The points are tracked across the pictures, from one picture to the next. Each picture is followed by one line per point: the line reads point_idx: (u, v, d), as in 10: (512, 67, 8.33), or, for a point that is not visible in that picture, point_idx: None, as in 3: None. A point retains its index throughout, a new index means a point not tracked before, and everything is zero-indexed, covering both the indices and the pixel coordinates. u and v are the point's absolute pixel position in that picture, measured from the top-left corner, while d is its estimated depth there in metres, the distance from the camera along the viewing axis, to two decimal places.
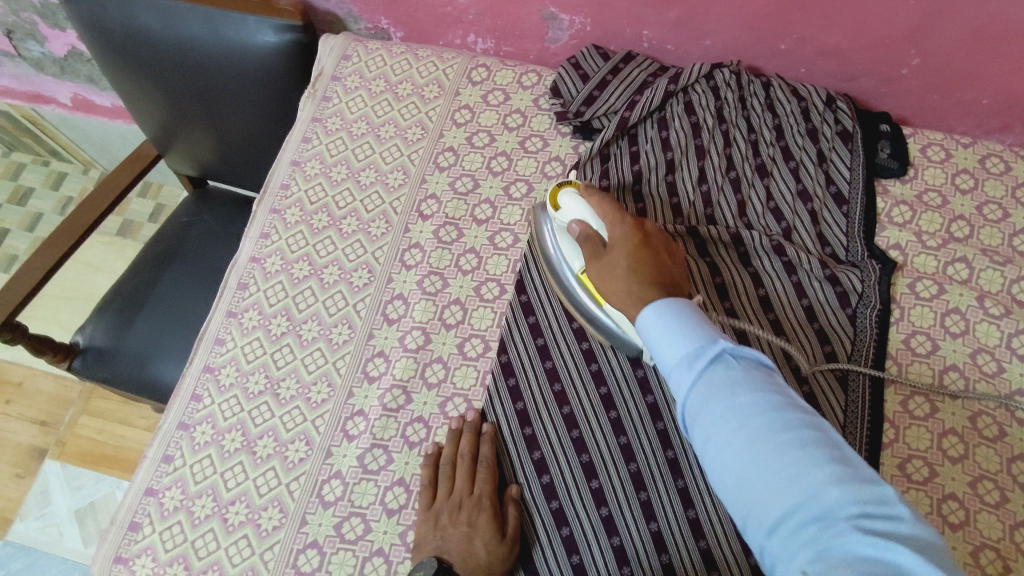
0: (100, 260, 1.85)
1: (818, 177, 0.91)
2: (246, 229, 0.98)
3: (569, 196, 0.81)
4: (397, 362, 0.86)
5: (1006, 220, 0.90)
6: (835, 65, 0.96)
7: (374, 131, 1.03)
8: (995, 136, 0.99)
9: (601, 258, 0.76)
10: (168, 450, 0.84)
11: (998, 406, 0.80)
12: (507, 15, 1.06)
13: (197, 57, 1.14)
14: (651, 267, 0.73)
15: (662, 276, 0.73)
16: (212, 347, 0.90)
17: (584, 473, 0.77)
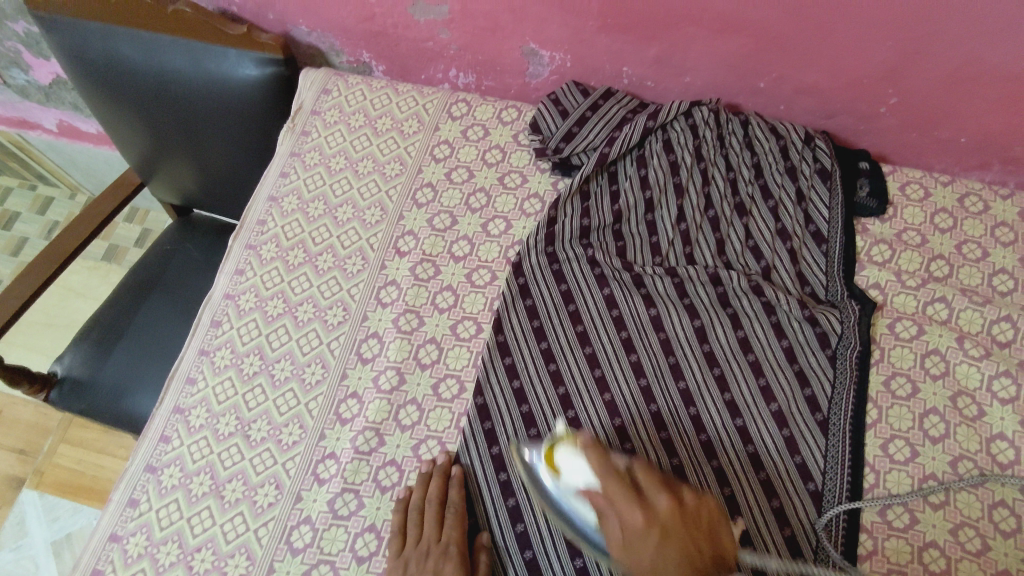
0: (83, 286, 1.83)
1: (798, 216, 0.91)
2: (221, 265, 0.97)
3: (569, 456, 0.66)
4: (370, 403, 0.85)
5: (985, 259, 0.90)
6: (813, 103, 0.96)
7: (352, 166, 1.02)
8: (974, 173, 0.99)
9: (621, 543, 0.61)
10: (134, 494, 0.83)
11: (979, 451, 0.79)
12: (487, 51, 1.06)
13: (178, 89, 1.14)
14: (683, 555, 0.58)
15: (687, 516, 0.61)
16: (182, 387, 0.89)
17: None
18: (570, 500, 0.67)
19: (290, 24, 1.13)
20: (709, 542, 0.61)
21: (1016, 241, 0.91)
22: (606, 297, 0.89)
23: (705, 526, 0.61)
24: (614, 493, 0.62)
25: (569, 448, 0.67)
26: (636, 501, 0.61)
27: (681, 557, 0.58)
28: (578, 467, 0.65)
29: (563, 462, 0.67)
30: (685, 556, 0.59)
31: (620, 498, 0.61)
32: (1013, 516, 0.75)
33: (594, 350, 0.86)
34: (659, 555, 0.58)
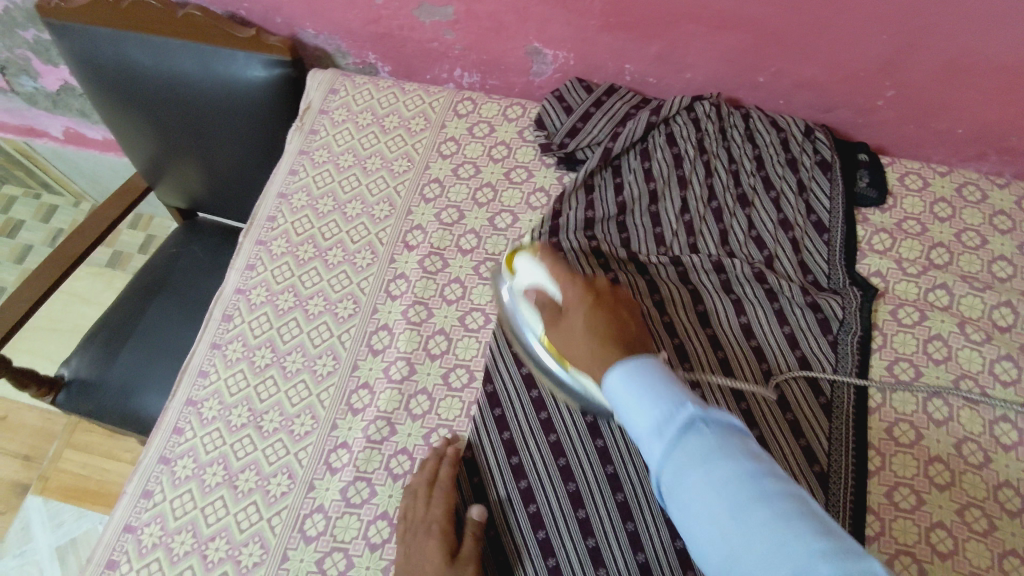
0: (88, 292, 1.84)
1: (798, 206, 0.93)
2: (232, 261, 0.98)
3: (525, 260, 0.77)
4: (381, 393, 0.86)
5: (984, 246, 0.92)
6: (812, 97, 0.98)
7: (360, 163, 1.04)
8: (971, 164, 1.01)
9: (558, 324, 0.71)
10: (148, 485, 0.83)
11: (982, 433, 0.80)
12: (492, 50, 1.08)
13: (188, 91, 1.16)
14: (607, 320, 0.66)
15: (620, 316, 0.67)
16: (195, 380, 0.90)
17: (570, 502, 0.77)
18: (526, 301, 0.80)
19: (297, 27, 1.16)
20: (637, 315, 0.69)
21: (1014, 229, 0.93)
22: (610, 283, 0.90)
23: (632, 311, 0.69)
24: (555, 274, 0.73)
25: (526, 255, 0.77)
26: (574, 282, 0.71)
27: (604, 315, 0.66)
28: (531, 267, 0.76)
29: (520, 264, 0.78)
30: (628, 344, 0.63)
31: (561, 283, 0.72)
32: (1018, 496, 0.76)
33: None
34: (591, 325, 0.66)
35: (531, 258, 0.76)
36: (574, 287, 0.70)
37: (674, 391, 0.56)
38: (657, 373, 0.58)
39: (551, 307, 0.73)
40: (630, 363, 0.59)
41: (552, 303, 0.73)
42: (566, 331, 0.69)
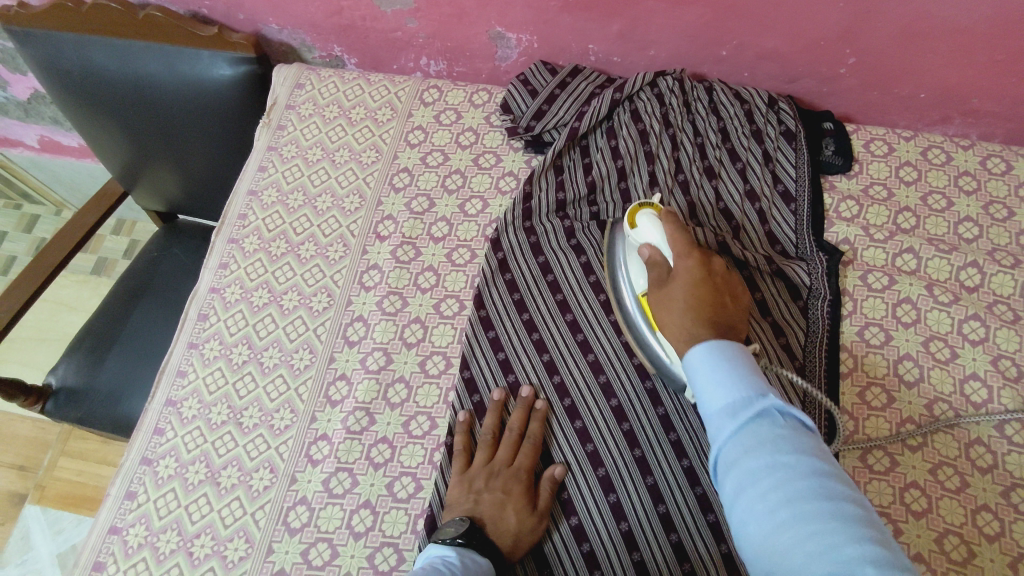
0: (74, 300, 1.84)
1: (765, 176, 0.94)
2: (205, 260, 0.98)
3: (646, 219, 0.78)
4: (359, 384, 0.87)
5: (950, 209, 0.92)
6: (775, 68, 0.98)
7: (329, 156, 1.04)
8: (937, 127, 1.02)
9: (667, 326, 0.72)
10: (132, 486, 0.84)
11: (953, 392, 0.81)
12: (456, 37, 1.08)
13: (155, 93, 1.15)
14: (711, 312, 0.69)
15: (718, 284, 0.72)
16: (173, 380, 0.90)
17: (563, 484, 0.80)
18: (633, 250, 0.81)
19: (260, 23, 1.15)
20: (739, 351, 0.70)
21: (979, 189, 0.93)
22: (582, 264, 0.91)
23: (731, 294, 0.73)
24: (674, 245, 0.74)
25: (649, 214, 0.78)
26: (690, 255, 0.73)
27: (708, 308, 0.69)
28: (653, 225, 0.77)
29: (640, 223, 0.79)
30: (717, 332, 0.67)
31: (677, 250, 0.74)
32: (989, 452, 0.77)
33: (574, 316, 0.88)
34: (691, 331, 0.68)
35: (652, 216, 0.78)
36: (686, 269, 0.72)
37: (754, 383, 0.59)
38: (746, 364, 0.61)
39: (659, 275, 0.75)
40: (713, 343, 0.64)
41: (660, 263, 0.75)
42: (667, 303, 0.72)
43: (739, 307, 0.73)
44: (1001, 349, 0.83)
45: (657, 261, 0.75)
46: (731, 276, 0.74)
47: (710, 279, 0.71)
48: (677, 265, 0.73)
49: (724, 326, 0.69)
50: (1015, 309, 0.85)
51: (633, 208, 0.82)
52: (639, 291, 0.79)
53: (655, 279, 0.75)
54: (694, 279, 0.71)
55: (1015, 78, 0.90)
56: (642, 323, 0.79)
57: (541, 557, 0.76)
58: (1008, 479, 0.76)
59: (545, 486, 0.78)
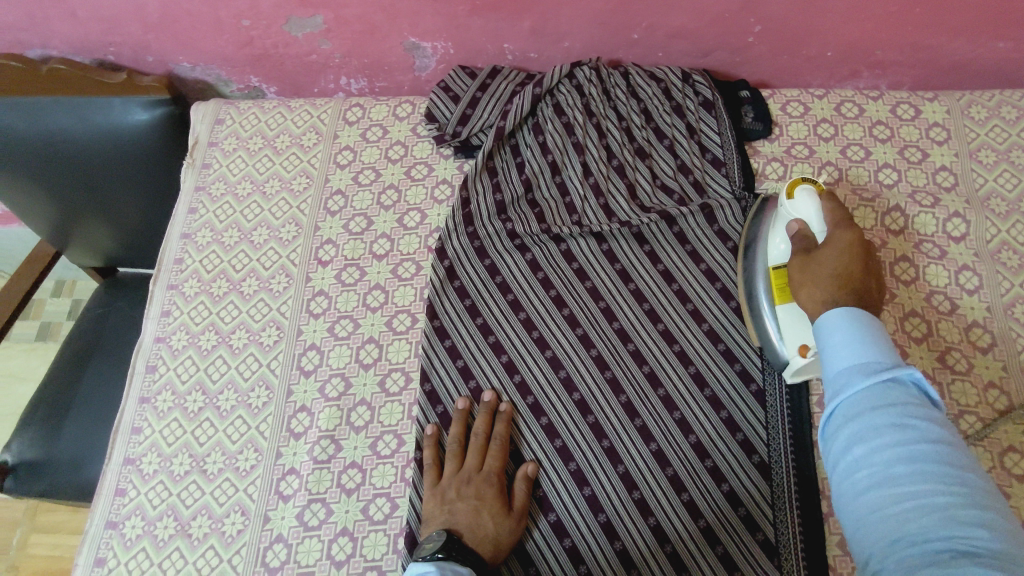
0: (23, 370, 1.77)
1: (693, 150, 0.96)
2: (146, 311, 0.96)
3: (810, 197, 0.76)
4: (320, 413, 0.86)
5: (869, 157, 0.96)
6: (687, 45, 1.01)
7: (259, 189, 1.03)
8: (847, 83, 1.06)
9: (809, 263, 0.72)
10: (99, 553, 0.81)
11: (895, 331, 0.83)
12: (371, 53, 1.07)
13: (72, 148, 1.12)
14: (855, 270, 0.69)
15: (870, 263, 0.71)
16: (128, 438, 0.88)
17: (545, 483, 0.80)
18: (780, 223, 0.80)
19: (170, 63, 1.12)
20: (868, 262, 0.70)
21: (893, 136, 0.97)
22: (529, 262, 0.92)
23: (876, 271, 0.71)
24: (828, 219, 0.74)
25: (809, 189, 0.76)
26: (847, 227, 0.73)
27: (862, 264, 0.70)
28: (813, 206, 0.76)
29: (799, 195, 0.77)
30: (860, 303, 0.66)
31: (832, 221, 0.74)
32: (935, 384, 0.80)
33: (528, 314, 0.89)
34: (841, 258, 0.70)
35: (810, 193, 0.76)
36: (843, 235, 0.72)
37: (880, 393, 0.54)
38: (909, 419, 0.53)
39: (806, 241, 0.75)
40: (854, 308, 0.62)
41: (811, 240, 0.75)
42: (811, 274, 0.71)
43: (874, 268, 0.71)
44: (933, 285, 0.86)
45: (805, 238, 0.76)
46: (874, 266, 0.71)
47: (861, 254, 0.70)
48: (831, 233, 0.73)
49: (868, 301, 0.67)
50: (940, 246, 0.88)
51: (792, 181, 0.79)
52: (773, 264, 0.80)
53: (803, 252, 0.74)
54: (850, 244, 0.71)
55: (911, 27, 0.94)
56: (764, 297, 0.80)
57: (523, 556, 0.77)
58: (956, 407, 0.79)
59: (519, 485, 0.79)
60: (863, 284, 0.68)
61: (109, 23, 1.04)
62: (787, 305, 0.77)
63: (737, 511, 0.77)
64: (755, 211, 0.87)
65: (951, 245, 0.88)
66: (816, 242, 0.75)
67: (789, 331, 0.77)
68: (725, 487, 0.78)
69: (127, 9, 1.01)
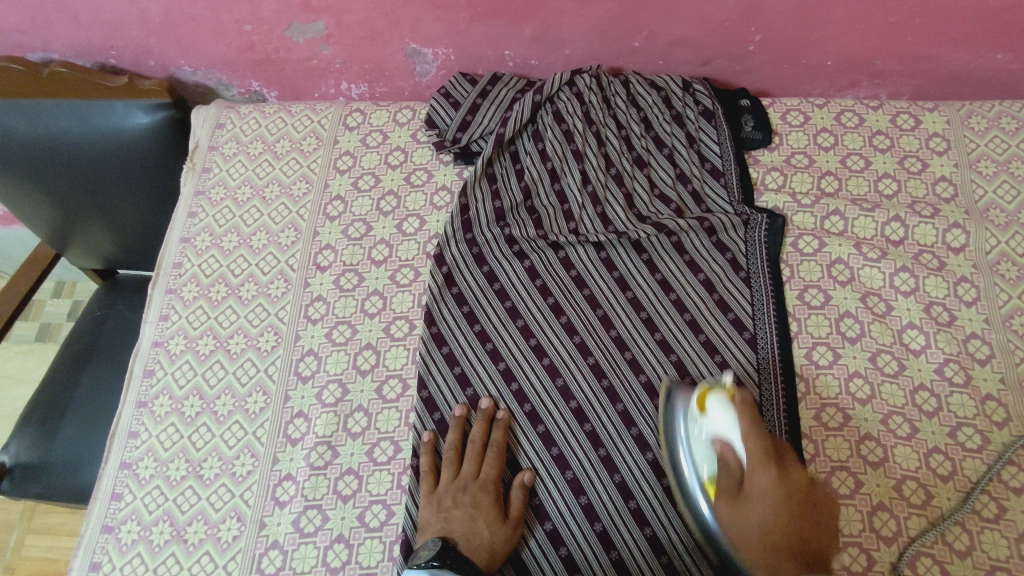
0: (21, 372, 1.77)
1: (692, 158, 0.96)
2: (145, 315, 0.96)
3: (722, 405, 0.70)
4: (317, 419, 0.86)
5: (869, 167, 0.96)
6: (687, 53, 1.01)
7: (259, 193, 1.03)
8: (848, 92, 1.06)
9: (735, 504, 0.65)
10: (95, 557, 0.81)
11: (893, 343, 0.83)
12: (372, 58, 1.07)
13: (71, 151, 1.12)
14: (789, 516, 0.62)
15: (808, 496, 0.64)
16: (126, 442, 0.88)
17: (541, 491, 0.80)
18: (701, 440, 0.72)
19: (171, 66, 1.12)
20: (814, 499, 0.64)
21: (893, 146, 0.97)
22: (527, 269, 0.92)
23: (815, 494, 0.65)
24: (749, 453, 0.65)
25: (722, 402, 0.70)
26: (768, 464, 0.64)
27: (795, 510, 0.62)
28: (728, 424, 0.69)
29: (710, 407, 0.71)
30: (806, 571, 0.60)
31: (751, 446, 0.65)
32: (933, 395, 0.80)
33: (526, 321, 0.89)
34: (774, 512, 0.62)
35: (723, 403, 0.70)
36: (766, 477, 0.63)
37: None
38: None
39: (728, 468, 0.67)
40: None
41: (733, 469, 0.66)
42: (742, 515, 0.64)
43: (813, 492, 0.64)
44: (932, 296, 0.86)
45: (729, 466, 0.67)
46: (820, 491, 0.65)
47: (790, 486, 0.63)
48: (750, 475, 0.64)
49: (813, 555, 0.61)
50: (940, 256, 0.88)
51: (702, 388, 0.74)
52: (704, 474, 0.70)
53: (728, 494, 0.66)
54: (771, 490, 0.63)
55: (911, 37, 0.94)
56: (683, 447, 0.73)
57: (519, 564, 0.77)
58: (954, 419, 0.79)
59: (515, 493, 0.79)
60: (809, 506, 0.63)
61: (111, 27, 1.04)
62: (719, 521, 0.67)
63: None
64: (663, 393, 0.79)
65: (950, 256, 0.88)
66: (740, 473, 0.66)
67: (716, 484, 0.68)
68: None
69: (129, 13, 1.02)
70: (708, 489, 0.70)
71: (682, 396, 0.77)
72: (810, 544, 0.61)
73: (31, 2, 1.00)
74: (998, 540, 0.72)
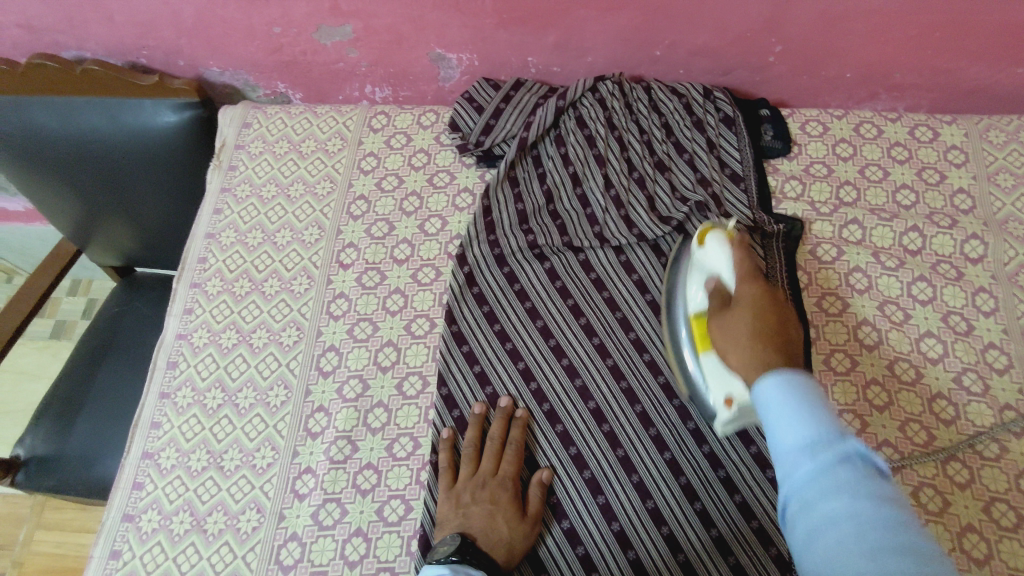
0: (36, 367, 1.79)
1: (712, 164, 0.97)
2: (169, 308, 0.97)
3: (720, 244, 0.77)
4: (338, 414, 0.87)
5: (887, 178, 0.97)
6: (708, 63, 1.02)
7: (284, 192, 1.05)
8: (866, 104, 1.07)
9: (724, 314, 0.72)
10: (115, 545, 0.82)
11: (911, 351, 0.84)
12: (397, 62, 1.09)
13: (100, 148, 1.14)
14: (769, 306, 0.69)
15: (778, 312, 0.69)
16: (148, 432, 0.89)
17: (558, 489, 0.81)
18: (696, 270, 0.80)
19: (200, 67, 1.15)
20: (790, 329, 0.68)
21: (911, 157, 0.98)
22: (547, 271, 0.94)
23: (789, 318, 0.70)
24: (737, 269, 0.73)
25: (717, 236, 0.77)
26: (751, 281, 0.72)
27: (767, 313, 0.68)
28: (722, 249, 0.76)
29: (709, 243, 0.78)
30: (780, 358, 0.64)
31: (739, 274, 0.73)
32: (951, 404, 0.81)
33: (545, 322, 0.90)
34: (751, 319, 0.68)
35: (720, 241, 0.77)
36: (752, 288, 0.71)
37: (828, 419, 0.53)
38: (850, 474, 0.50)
39: (717, 291, 0.74)
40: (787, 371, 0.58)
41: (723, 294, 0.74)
42: (730, 320, 0.70)
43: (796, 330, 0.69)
44: (950, 305, 0.86)
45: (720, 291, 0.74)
46: (793, 313, 0.72)
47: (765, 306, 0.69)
48: (740, 289, 0.72)
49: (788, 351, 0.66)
50: (958, 267, 0.89)
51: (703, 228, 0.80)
52: (693, 311, 0.78)
53: (717, 305, 0.73)
54: (755, 301, 0.70)
55: (930, 51, 0.96)
56: (686, 344, 0.79)
57: (536, 562, 0.77)
58: (971, 427, 0.79)
59: (533, 491, 0.79)
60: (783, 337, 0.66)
61: (144, 27, 1.07)
62: (708, 355, 0.75)
63: (750, 524, 0.76)
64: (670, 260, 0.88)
65: (968, 267, 0.89)
66: (731, 295, 0.73)
67: (712, 383, 0.74)
68: (737, 498, 0.78)
69: (162, 14, 1.04)
70: (693, 322, 0.78)
71: (686, 259, 0.84)
72: (787, 343, 0.66)
73: (68, 1, 1.03)
74: (1017, 549, 0.72)
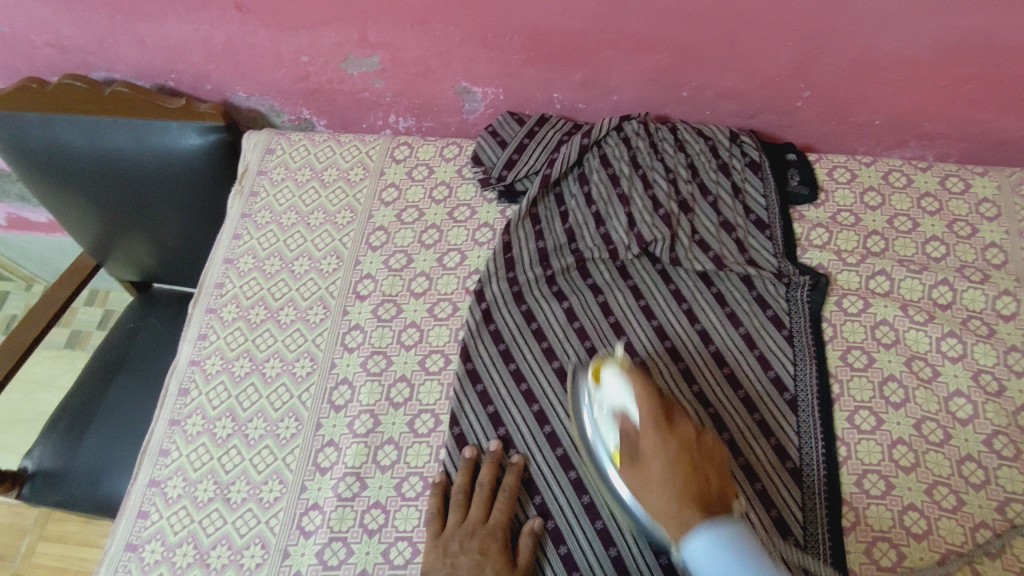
0: (47, 377, 1.79)
1: (737, 208, 0.96)
2: (183, 333, 0.97)
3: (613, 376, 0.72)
4: (347, 449, 0.85)
5: (916, 229, 0.95)
6: (735, 105, 1.01)
7: (304, 220, 1.04)
8: (894, 151, 1.05)
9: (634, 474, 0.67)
10: (117, 575, 0.81)
11: (939, 411, 0.81)
12: (423, 94, 1.09)
13: (125, 167, 1.15)
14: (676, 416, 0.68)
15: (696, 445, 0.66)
16: (156, 460, 0.88)
17: (552, 540, 0.78)
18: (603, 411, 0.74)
19: (227, 91, 1.16)
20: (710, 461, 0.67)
21: (941, 209, 0.96)
22: (565, 311, 0.92)
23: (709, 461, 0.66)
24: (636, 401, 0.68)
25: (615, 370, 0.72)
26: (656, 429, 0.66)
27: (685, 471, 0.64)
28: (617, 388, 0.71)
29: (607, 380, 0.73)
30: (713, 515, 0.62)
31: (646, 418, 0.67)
32: (981, 468, 0.78)
33: (561, 363, 0.88)
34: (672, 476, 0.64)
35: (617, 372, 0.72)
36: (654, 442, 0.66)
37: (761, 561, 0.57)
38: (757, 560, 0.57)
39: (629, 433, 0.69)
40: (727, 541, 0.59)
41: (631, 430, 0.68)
42: (644, 481, 0.65)
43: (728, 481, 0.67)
44: (980, 364, 0.84)
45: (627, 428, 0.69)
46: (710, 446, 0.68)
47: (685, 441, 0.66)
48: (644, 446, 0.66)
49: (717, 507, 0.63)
50: (989, 324, 0.86)
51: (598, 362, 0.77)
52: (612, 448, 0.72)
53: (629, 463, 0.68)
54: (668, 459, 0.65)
55: (963, 101, 0.94)
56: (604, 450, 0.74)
57: None
58: (1002, 494, 0.76)
59: (524, 541, 0.77)
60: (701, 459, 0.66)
61: (173, 51, 1.08)
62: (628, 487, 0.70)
63: None
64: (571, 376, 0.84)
65: (999, 324, 0.86)
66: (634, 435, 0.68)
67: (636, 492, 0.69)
68: None
69: (194, 39, 1.05)
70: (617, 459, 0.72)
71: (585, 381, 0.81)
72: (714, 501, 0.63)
73: (101, 24, 1.04)
74: None
